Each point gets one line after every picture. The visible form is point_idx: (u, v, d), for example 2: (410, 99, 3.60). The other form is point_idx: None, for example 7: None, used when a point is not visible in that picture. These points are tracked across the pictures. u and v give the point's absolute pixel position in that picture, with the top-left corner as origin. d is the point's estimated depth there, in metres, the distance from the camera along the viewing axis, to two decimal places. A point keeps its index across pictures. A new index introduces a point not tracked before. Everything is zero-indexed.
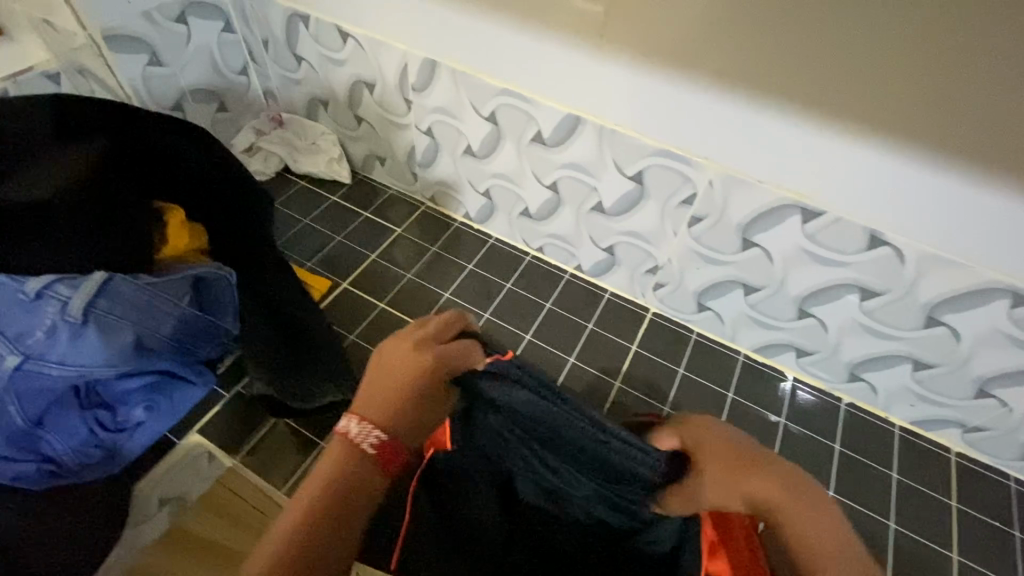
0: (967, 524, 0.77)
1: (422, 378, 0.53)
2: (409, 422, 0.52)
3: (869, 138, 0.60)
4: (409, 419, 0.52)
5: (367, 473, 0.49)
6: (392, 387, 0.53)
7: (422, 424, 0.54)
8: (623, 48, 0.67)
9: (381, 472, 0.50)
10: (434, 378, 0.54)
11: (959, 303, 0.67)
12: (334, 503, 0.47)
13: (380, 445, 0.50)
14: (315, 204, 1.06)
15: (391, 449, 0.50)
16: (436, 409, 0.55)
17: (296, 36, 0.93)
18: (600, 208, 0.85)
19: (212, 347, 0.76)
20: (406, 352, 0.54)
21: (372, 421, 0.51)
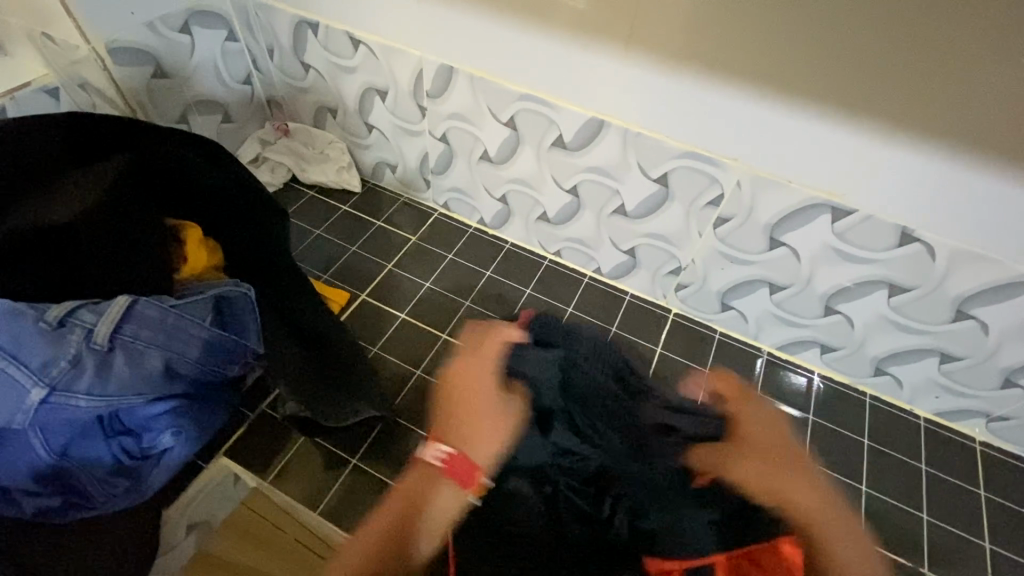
0: (998, 512, 0.78)
1: (486, 378, 0.68)
2: (472, 433, 0.62)
3: (903, 137, 0.60)
4: (471, 432, 0.63)
5: (439, 485, 0.59)
6: (464, 401, 0.66)
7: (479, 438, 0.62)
8: (651, 52, 0.66)
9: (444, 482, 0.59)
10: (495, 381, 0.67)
11: (988, 296, 0.68)
12: (412, 512, 0.57)
13: (445, 460, 0.60)
14: (326, 215, 1.04)
15: (463, 459, 0.60)
16: (495, 425, 0.63)
17: (304, 43, 0.91)
18: (622, 210, 0.84)
19: (239, 367, 0.73)
20: (468, 362, 0.70)
21: (449, 434, 0.62)
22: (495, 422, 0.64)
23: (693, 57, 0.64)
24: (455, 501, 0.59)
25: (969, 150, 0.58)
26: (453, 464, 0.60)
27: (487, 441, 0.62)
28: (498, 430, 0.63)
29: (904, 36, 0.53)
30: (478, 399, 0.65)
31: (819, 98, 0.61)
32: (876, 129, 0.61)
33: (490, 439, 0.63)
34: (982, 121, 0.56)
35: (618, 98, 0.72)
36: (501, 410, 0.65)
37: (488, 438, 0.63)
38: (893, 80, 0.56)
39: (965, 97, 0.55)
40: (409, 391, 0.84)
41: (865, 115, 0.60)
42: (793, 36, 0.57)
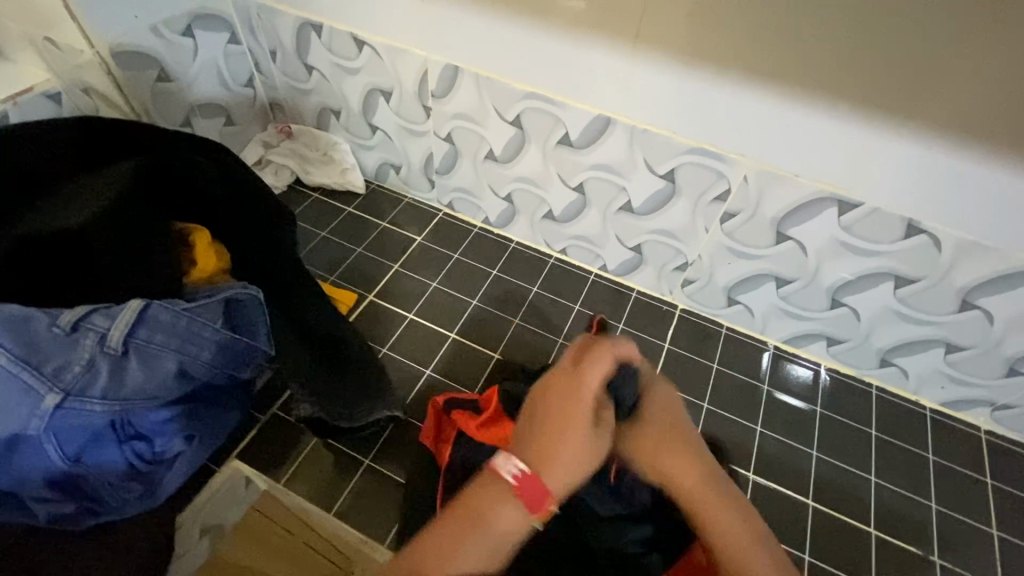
0: (1004, 500, 0.79)
1: (581, 400, 0.48)
2: (561, 462, 0.46)
3: (910, 130, 0.61)
4: (557, 462, 0.46)
5: (503, 500, 0.46)
6: (561, 420, 0.48)
7: (560, 464, 0.46)
8: (658, 50, 0.67)
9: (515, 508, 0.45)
10: (592, 406, 0.49)
11: (993, 286, 0.68)
12: (465, 523, 0.45)
13: (520, 475, 0.46)
14: (331, 216, 1.04)
15: (537, 480, 0.45)
16: (585, 452, 0.47)
17: (307, 45, 0.91)
18: (628, 208, 0.85)
19: (251, 370, 0.73)
20: (561, 376, 0.50)
21: (525, 440, 0.48)
22: (587, 454, 0.47)
23: (700, 54, 0.65)
24: (523, 528, 0.46)
25: (976, 142, 0.59)
26: (526, 482, 0.45)
27: (574, 474, 0.47)
28: (589, 461, 0.47)
29: (913, 30, 0.54)
30: (562, 421, 0.48)
31: (826, 93, 0.62)
32: (883, 123, 0.61)
33: (576, 473, 0.47)
34: (988, 113, 0.57)
35: (624, 96, 0.73)
36: (596, 443, 0.48)
37: (574, 472, 0.47)
38: (901, 74, 0.57)
39: (972, 90, 0.56)
40: (419, 392, 0.84)
41: (872, 109, 0.61)
42: (801, 31, 0.58)
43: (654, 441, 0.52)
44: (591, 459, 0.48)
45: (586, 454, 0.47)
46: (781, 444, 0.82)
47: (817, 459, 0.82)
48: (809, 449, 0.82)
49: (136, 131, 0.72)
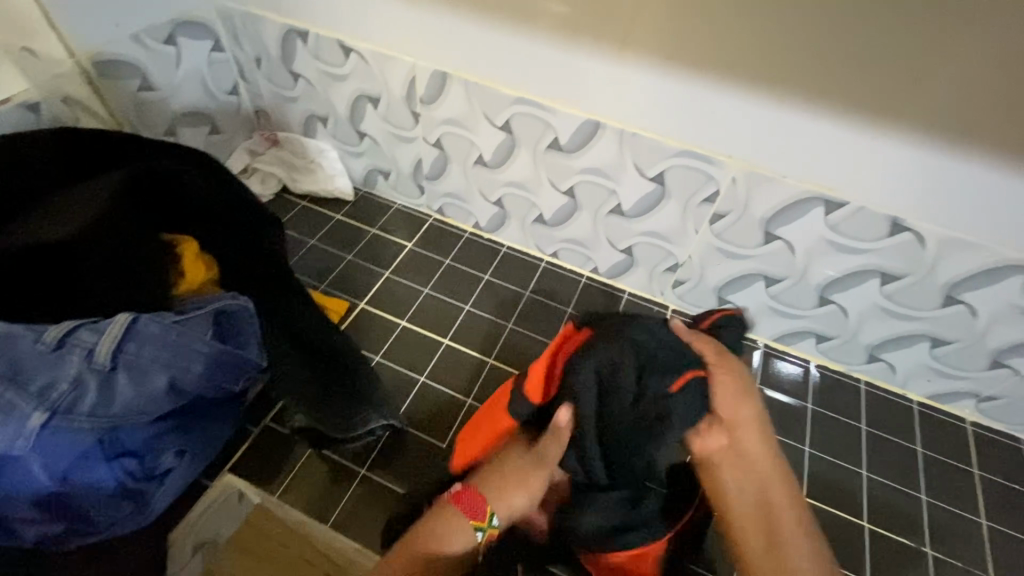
0: (991, 489, 0.81)
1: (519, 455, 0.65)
2: (496, 485, 0.64)
3: (895, 130, 0.62)
4: (494, 482, 0.65)
5: (451, 518, 0.62)
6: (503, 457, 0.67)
7: (495, 487, 0.64)
8: (645, 55, 0.68)
9: (461, 521, 0.62)
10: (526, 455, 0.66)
11: (976, 282, 0.70)
12: (427, 530, 0.62)
13: (463, 491, 0.64)
14: (319, 224, 1.03)
15: (476, 495, 0.63)
16: (516, 479, 0.65)
17: (293, 52, 0.90)
18: (619, 210, 0.85)
19: (244, 383, 0.70)
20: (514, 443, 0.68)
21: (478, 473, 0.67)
22: (518, 478, 0.65)
23: (687, 58, 0.66)
24: (468, 539, 0.62)
25: (958, 141, 0.60)
26: (467, 496, 0.63)
27: (511, 493, 0.64)
28: (524, 483, 0.65)
29: (895, 33, 0.55)
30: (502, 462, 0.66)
31: (812, 94, 0.63)
32: (868, 124, 0.63)
33: (515, 494, 0.64)
34: (966, 113, 0.58)
35: (612, 100, 0.74)
36: (528, 477, 0.65)
37: (513, 487, 0.64)
38: (885, 75, 0.58)
39: (951, 91, 0.57)
40: (413, 399, 0.83)
41: (858, 109, 0.62)
42: (785, 35, 0.59)
43: (739, 408, 0.65)
44: (524, 490, 0.65)
45: (518, 484, 0.65)
46: (774, 441, 0.83)
47: (810, 455, 0.82)
48: (802, 446, 0.83)
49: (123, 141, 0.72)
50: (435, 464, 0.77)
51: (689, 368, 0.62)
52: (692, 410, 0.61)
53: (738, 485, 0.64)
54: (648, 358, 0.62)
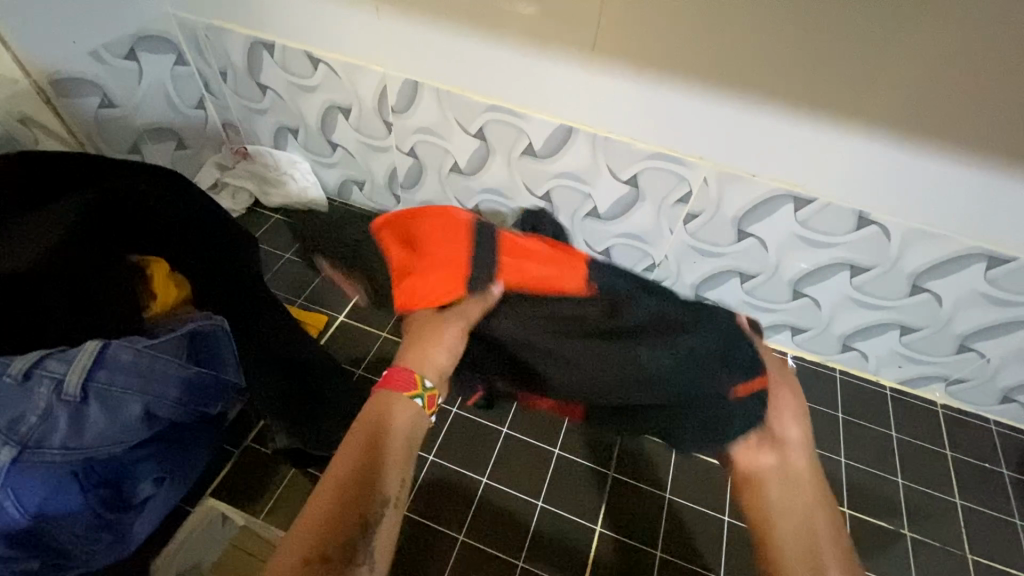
0: (963, 468, 0.84)
1: (431, 326, 0.69)
2: (419, 351, 0.67)
3: (856, 128, 0.64)
4: (417, 351, 0.67)
5: (380, 402, 0.63)
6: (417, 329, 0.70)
7: (420, 356, 0.67)
8: (614, 60, 0.68)
9: (411, 399, 0.63)
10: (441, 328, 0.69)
11: (940, 270, 0.73)
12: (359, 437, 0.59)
13: (391, 373, 0.65)
14: (294, 237, 1.02)
15: (403, 372, 0.64)
16: (439, 348, 0.68)
17: (259, 65, 0.89)
18: (595, 213, 0.86)
19: (221, 404, 0.69)
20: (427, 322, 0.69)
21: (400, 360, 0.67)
22: (436, 339, 0.68)
23: (656, 62, 0.66)
24: (403, 412, 0.62)
25: (914, 137, 0.63)
26: (392, 377, 0.64)
27: (434, 351, 0.67)
28: (445, 343, 0.68)
29: (850, 36, 0.57)
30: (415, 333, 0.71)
31: (776, 94, 0.64)
32: (831, 123, 0.65)
33: (441, 353, 0.68)
34: (921, 111, 0.60)
35: (583, 105, 0.74)
36: (449, 344, 0.68)
37: (438, 346, 0.68)
38: (843, 76, 0.60)
39: (906, 90, 0.59)
40: None
41: (820, 110, 0.64)
42: (747, 39, 0.60)
43: (791, 429, 0.69)
44: (445, 353, 0.68)
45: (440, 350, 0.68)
46: None
47: None
48: None
49: (88, 163, 0.71)
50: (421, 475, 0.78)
51: (756, 376, 0.69)
52: (752, 418, 0.68)
53: (782, 504, 0.64)
54: (709, 344, 0.69)
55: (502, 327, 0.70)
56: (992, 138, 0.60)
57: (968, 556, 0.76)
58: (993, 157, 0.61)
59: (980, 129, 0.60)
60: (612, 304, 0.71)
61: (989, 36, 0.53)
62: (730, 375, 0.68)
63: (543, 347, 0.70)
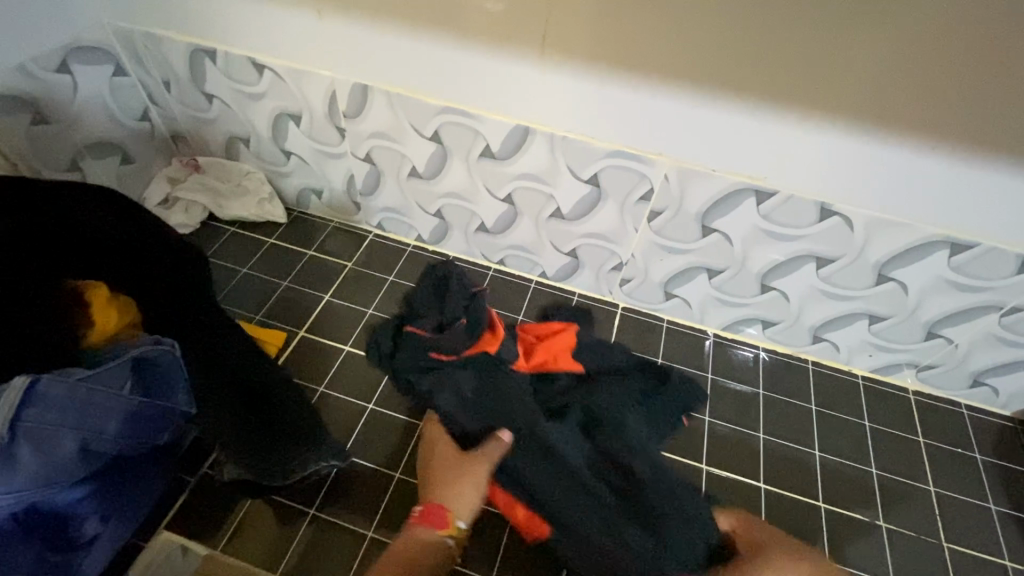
0: (935, 454, 0.83)
1: (462, 461, 0.70)
2: (458, 492, 0.67)
3: (812, 118, 0.63)
4: (453, 490, 0.67)
5: (415, 531, 0.64)
6: (448, 459, 0.70)
7: (453, 493, 0.67)
8: (565, 57, 0.66)
9: (440, 538, 0.64)
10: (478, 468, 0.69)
11: (905, 259, 0.72)
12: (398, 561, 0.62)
13: (424, 508, 0.66)
14: (251, 251, 0.98)
15: (439, 510, 0.66)
16: (470, 490, 0.67)
17: (203, 72, 0.85)
18: (559, 214, 0.84)
19: (168, 433, 0.67)
20: (458, 456, 0.70)
21: (432, 493, 0.67)
22: (474, 481, 0.68)
23: (609, 58, 0.64)
24: (436, 546, 0.64)
25: (871, 125, 0.62)
26: (427, 511, 0.65)
27: (465, 492, 0.67)
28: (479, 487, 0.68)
29: (803, 24, 0.55)
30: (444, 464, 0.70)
31: (731, 86, 0.63)
32: (787, 114, 0.63)
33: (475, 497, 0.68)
34: (880, 97, 0.59)
35: (537, 104, 0.72)
36: (480, 484, 0.68)
37: (475, 492, 0.68)
38: (796, 67, 0.59)
39: (864, 76, 0.58)
40: (361, 427, 0.79)
41: (776, 102, 0.63)
42: (700, 30, 0.59)
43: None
44: (475, 494, 0.68)
45: (471, 490, 0.67)
46: (731, 431, 0.84)
47: (765, 440, 0.83)
48: (757, 432, 0.84)
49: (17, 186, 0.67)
50: (393, 494, 0.74)
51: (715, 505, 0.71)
52: None
53: None
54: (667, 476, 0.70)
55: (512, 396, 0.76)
56: (949, 123, 0.59)
57: (944, 543, 0.76)
58: (949, 142, 0.60)
59: (938, 114, 0.59)
60: (619, 449, 0.72)
61: (941, 20, 0.52)
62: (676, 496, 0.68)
63: (537, 441, 0.71)
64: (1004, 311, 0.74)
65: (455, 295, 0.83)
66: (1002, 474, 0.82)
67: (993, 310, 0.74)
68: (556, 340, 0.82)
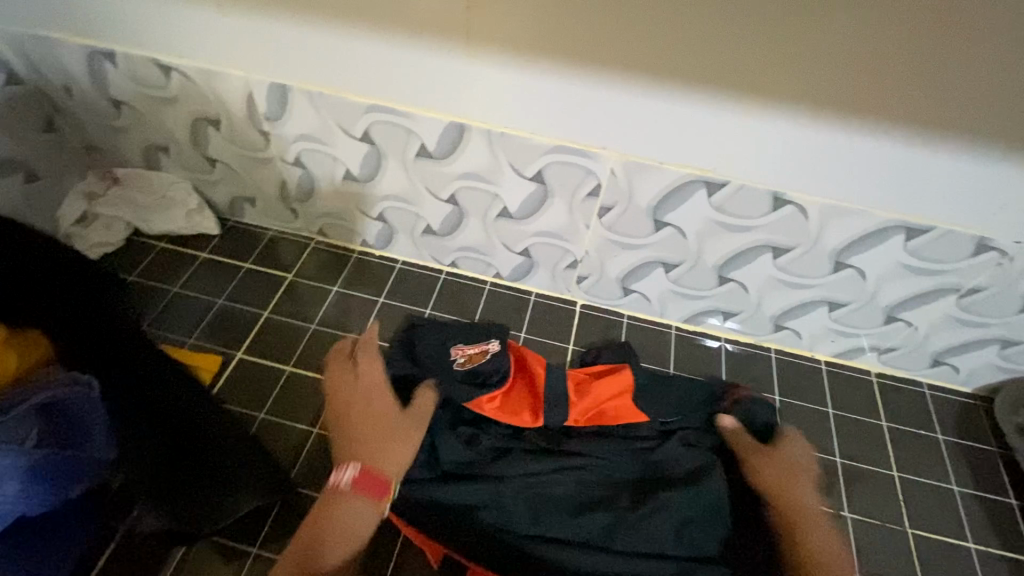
0: (898, 438, 0.83)
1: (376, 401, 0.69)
2: (372, 437, 0.66)
3: (752, 104, 0.60)
4: (367, 431, 0.66)
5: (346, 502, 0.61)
6: (370, 416, 0.68)
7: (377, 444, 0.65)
8: (492, 48, 0.62)
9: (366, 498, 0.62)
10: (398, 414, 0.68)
11: (861, 245, 0.70)
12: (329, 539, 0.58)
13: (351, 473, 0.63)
14: (181, 268, 0.90)
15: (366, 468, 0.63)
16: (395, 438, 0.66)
17: (105, 76, 0.78)
18: (507, 214, 0.79)
19: (86, 480, 0.62)
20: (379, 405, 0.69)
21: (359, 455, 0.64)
22: (390, 428, 0.66)
23: (538, 46, 0.60)
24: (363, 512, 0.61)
25: (810, 110, 0.59)
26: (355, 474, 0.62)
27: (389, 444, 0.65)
28: (392, 435, 0.66)
29: None
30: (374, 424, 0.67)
31: (664, 72, 0.59)
32: (726, 100, 0.60)
33: (397, 445, 0.65)
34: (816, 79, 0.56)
35: (469, 99, 0.67)
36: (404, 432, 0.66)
37: (395, 438, 0.66)
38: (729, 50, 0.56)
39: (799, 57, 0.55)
40: (308, 455, 0.74)
41: (713, 87, 0.59)
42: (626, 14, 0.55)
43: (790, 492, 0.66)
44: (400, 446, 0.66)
45: (396, 439, 0.66)
46: None
47: None
48: None
49: None
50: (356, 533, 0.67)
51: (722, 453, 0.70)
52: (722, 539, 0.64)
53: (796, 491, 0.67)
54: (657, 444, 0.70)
55: (515, 467, 0.67)
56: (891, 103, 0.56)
57: (909, 530, 0.75)
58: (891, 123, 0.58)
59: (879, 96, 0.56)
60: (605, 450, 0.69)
61: None
62: (661, 464, 0.69)
63: (506, 449, 0.69)
64: (961, 293, 0.72)
65: (477, 342, 0.75)
66: (963, 454, 0.82)
67: (950, 293, 0.73)
68: (601, 387, 0.72)
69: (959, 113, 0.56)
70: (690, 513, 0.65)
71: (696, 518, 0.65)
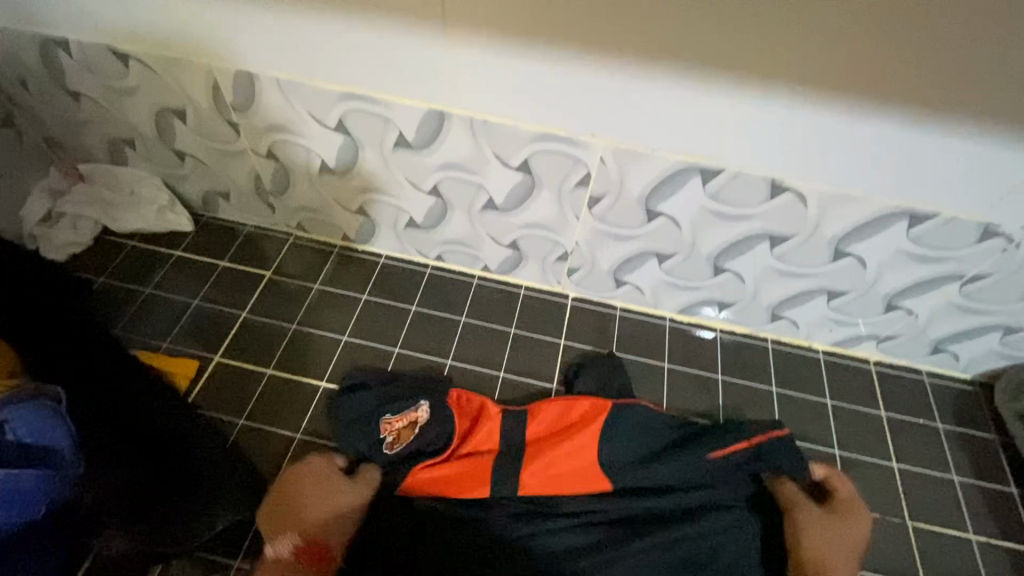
0: (897, 428, 0.81)
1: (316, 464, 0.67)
2: (307, 506, 0.64)
3: (746, 85, 0.56)
4: (304, 497, 0.65)
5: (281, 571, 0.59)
6: (306, 481, 0.66)
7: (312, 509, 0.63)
8: (471, 28, 0.58)
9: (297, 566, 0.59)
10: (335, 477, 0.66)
11: (862, 233, 0.67)
12: None
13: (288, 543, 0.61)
14: (154, 268, 0.86)
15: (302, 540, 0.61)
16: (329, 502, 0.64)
17: (60, 67, 0.73)
18: (492, 205, 0.75)
19: (49, 505, 0.56)
20: (317, 468, 0.67)
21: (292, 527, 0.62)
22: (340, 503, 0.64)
23: (519, 24, 0.57)
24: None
25: (807, 90, 0.56)
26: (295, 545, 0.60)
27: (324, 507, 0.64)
28: (343, 513, 0.64)
29: None
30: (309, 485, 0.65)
31: (652, 53, 0.56)
32: (717, 82, 0.57)
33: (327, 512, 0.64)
34: (811, 56, 0.53)
35: (448, 85, 0.63)
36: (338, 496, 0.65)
37: (326, 504, 0.64)
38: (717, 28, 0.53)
39: (790, 34, 0.52)
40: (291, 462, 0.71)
41: (703, 68, 0.56)
42: None
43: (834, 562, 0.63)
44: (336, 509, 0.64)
45: (328, 502, 0.64)
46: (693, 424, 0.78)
47: None
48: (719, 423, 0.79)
49: None
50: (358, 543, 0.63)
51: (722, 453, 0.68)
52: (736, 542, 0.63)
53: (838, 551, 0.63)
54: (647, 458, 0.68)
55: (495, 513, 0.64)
56: (890, 83, 0.54)
57: (910, 523, 0.73)
58: (891, 104, 0.55)
59: (879, 75, 0.53)
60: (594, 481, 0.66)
61: None
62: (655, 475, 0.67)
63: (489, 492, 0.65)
64: (964, 280, 0.70)
65: (404, 413, 0.69)
66: (963, 443, 0.80)
67: (953, 280, 0.70)
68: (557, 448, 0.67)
69: (969, 90, 0.53)
70: (693, 520, 0.63)
71: (701, 528, 0.63)
